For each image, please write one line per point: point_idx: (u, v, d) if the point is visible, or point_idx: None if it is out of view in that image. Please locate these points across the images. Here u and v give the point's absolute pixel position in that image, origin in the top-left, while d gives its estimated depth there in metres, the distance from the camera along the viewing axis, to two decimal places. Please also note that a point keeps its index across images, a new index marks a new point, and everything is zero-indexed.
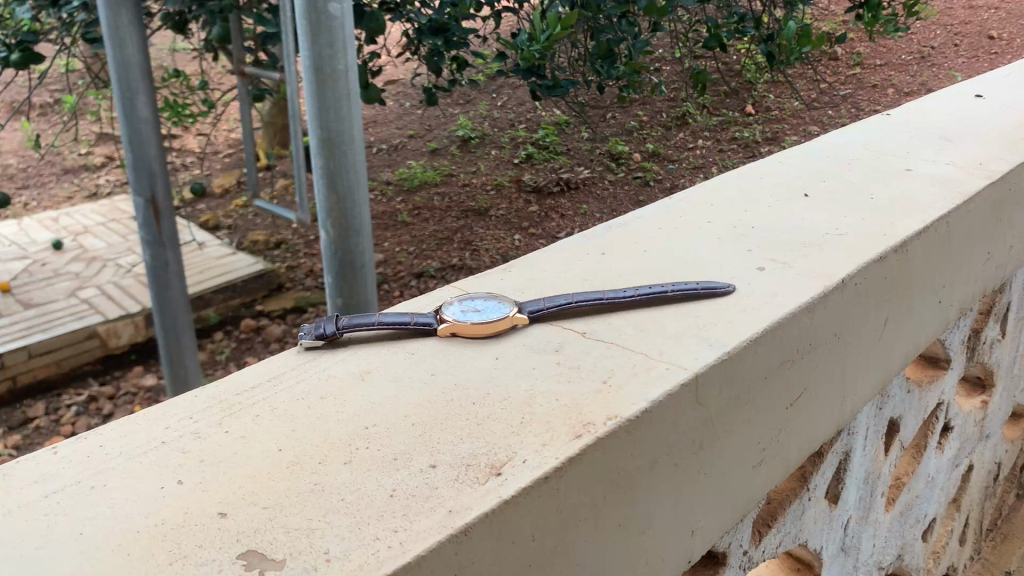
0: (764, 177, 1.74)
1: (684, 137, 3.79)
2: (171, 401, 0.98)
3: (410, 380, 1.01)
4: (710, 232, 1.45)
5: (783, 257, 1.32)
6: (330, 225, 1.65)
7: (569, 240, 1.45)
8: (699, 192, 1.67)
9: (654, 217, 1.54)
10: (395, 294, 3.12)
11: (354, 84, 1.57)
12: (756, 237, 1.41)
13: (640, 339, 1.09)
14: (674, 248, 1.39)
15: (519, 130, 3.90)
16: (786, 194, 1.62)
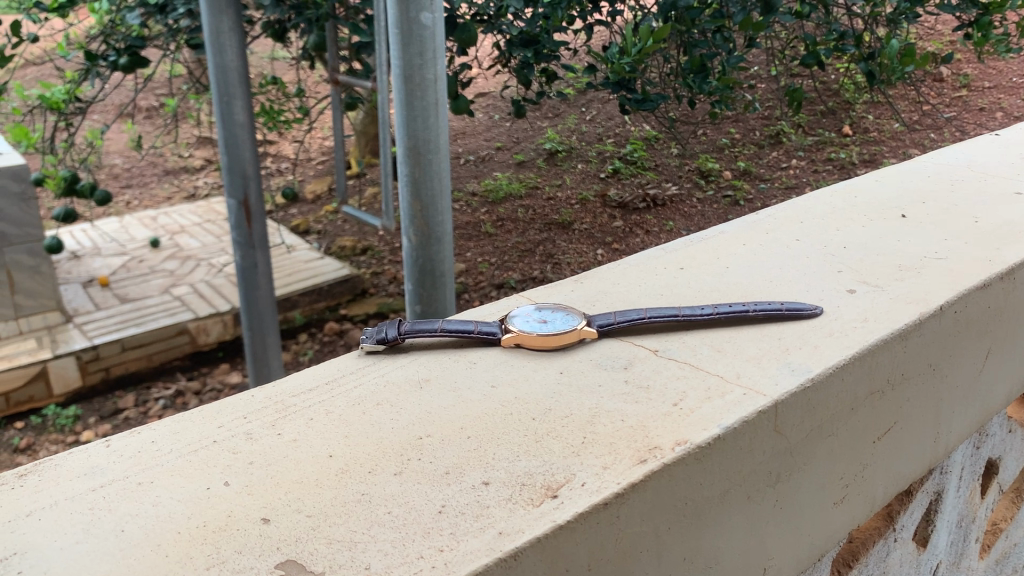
0: (859, 195, 1.67)
1: (777, 157, 3.72)
2: (229, 399, 1.00)
3: (471, 391, 1.00)
4: (800, 251, 1.40)
5: (875, 280, 1.26)
6: (411, 232, 1.66)
7: (648, 252, 1.42)
8: (788, 207, 1.61)
9: (739, 233, 1.49)
10: (475, 303, 3.09)
11: (442, 92, 1.57)
12: (849, 258, 1.36)
13: (717, 359, 1.06)
14: (760, 265, 1.35)
15: (607, 144, 3.91)
16: (883, 214, 1.55)
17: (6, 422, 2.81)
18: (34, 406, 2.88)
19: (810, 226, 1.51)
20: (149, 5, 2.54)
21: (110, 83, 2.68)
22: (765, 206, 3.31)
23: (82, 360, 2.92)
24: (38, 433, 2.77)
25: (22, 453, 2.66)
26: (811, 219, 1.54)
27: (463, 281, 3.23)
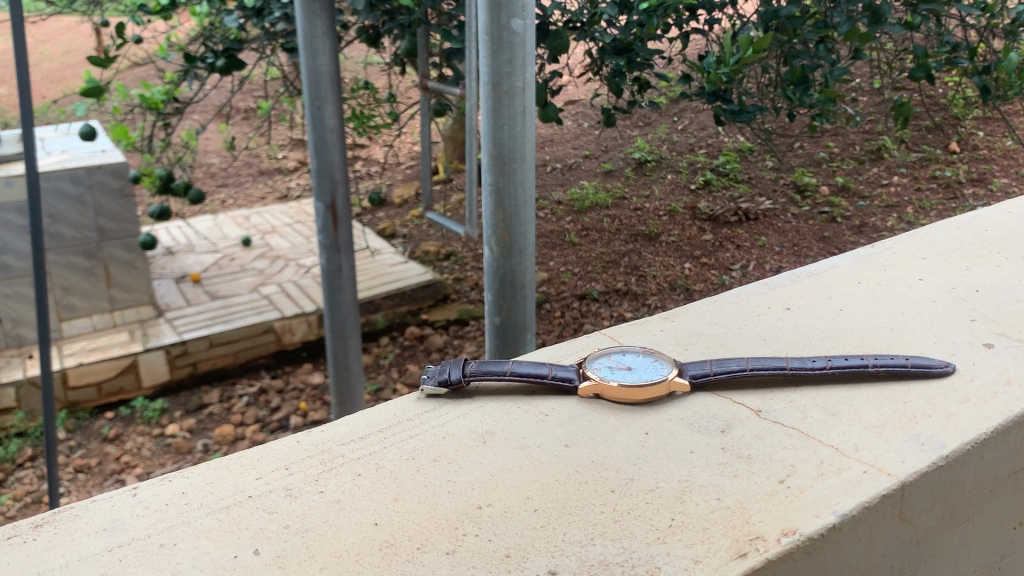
0: (993, 229, 1.57)
1: (878, 173, 3.57)
2: (275, 447, 1.01)
3: (541, 452, 0.97)
4: (923, 292, 1.34)
5: (1015, 332, 1.20)
6: (493, 242, 1.63)
7: (750, 287, 1.38)
8: (907, 239, 1.55)
9: (851, 268, 1.44)
10: (556, 314, 3.01)
11: (531, 100, 1.53)
12: (981, 303, 1.29)
13: (830, 427, 1.00)
14: (874, 307, 1.29)
15: (698, 155, 3.83)
16: (1018, 251, 1.47)
17: (97, 412, 2.91)
18: (124, 397, 2.95)
19: (933, 263, 1.44)
20: (247, 8, 2.59)
21: (208, 85, 2.74)
22: (863, 224, 3.20)
23: (170, 355, 2.99)
24: (126, 424, 2.85)
25: (111, 443, 2.74)
26: (937, 255, 1.47)
27: (544, 291, 3.13)
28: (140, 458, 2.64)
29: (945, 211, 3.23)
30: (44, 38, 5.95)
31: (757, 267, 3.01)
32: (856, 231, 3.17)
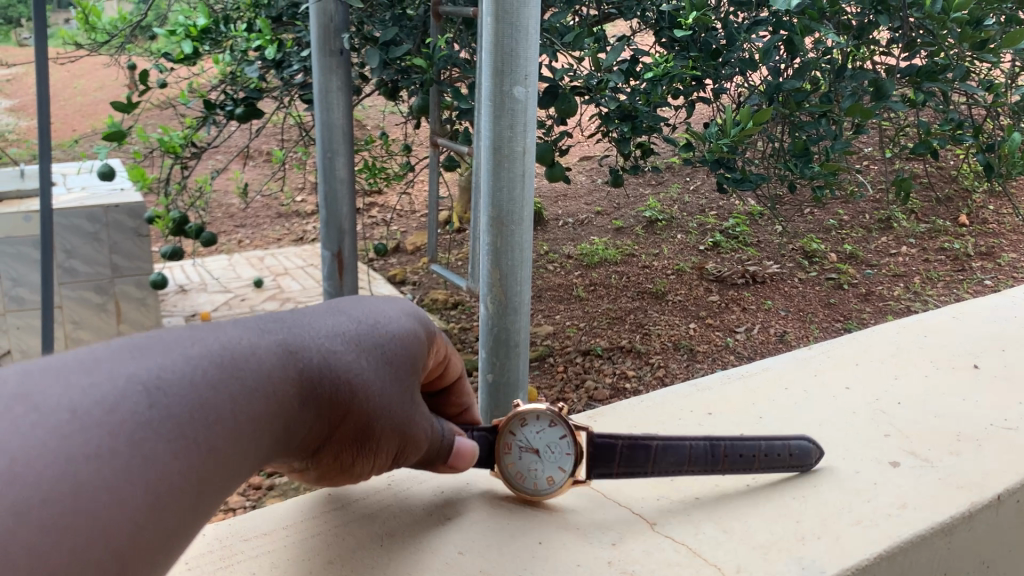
0: (930, 336, 1.85)
1: (887, 242, 3.58)
2: (181, 542, 1.14)
3: (435, 557, 1.08)
4: (847, 404, 1.54)
5: (922, 452, 1.38)
6: (489, 301, 1.64)
7: (680, 394, 1.57)
8: (843, 349, 1.78)
9: (783, 375, 1.66)
10: (559, 368, 2.93)
11: (530, 165, 1.56)
12: (897, 415, 1.50)
13: (717, 544, 1.13)
14: (791, 418, 1.48)
15: (708, 217, 3.85)
16: (948, 364, 1.71)
17: None
18: None
19: (864, 371, 1.68)
20: (267, 60, 2.66)
21: (227, 131, 2.80)
22: (869, 292, 3.22)
23: None
24: None
25: None
26: (867, 364, 1.71)
27: (548, 345, 3.07)
28: None
29: (953, 283, 3.24)
30: (77, 75, 6.12)
31: (762, 330, 3.00)
32: (862, 299, 3.18)
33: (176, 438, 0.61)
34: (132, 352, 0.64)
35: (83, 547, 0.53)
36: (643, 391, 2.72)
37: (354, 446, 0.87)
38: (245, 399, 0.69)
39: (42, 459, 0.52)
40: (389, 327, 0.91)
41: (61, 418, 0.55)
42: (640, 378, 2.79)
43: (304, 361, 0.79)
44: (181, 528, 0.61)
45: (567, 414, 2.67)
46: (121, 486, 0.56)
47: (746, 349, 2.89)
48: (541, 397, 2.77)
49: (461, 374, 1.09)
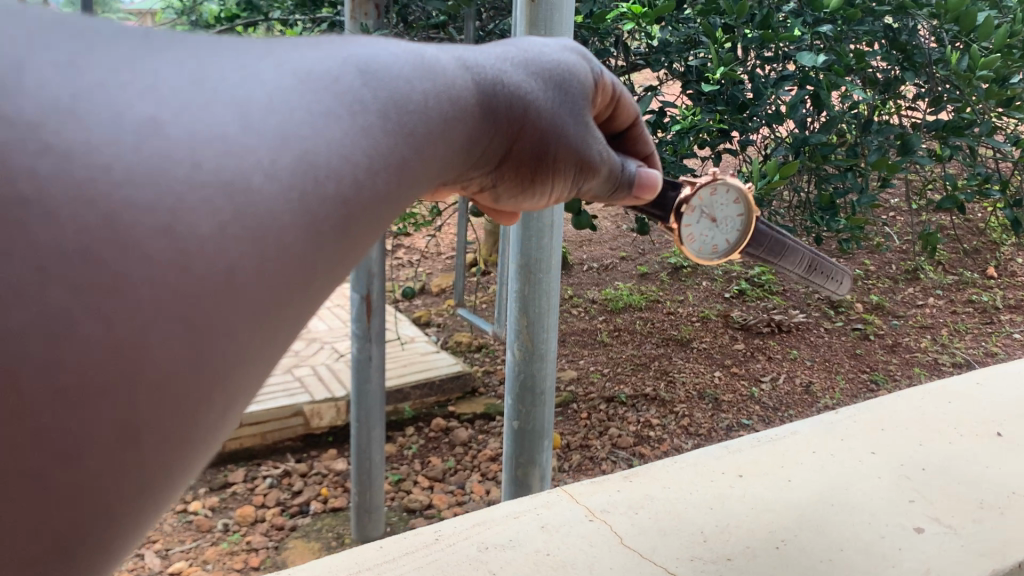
0: (955, 400, 1.82)
1: (914, 293, 3.58)
2: None
3: None
4: (873, 468, 1.53)
5: (947, 519, 1.38)
6: (516, 348, 1.65)
7: (708, 452, 1.56)
8: (869, 409, 1.77)
9: (809, 436, 1.64)
10: (583, 415, 2.90)
11: (558, 215, 1.57)
12: (923, 481, 1.49)
13: None
14: (818, 482, 1.48)
15: (734, 264, 3.86)
16: (971, 430, 1.69)
17: None
18: None
19: (889, 436, 1.65)
20: None
21: None
22: (896, 344, 3.22)
23: None
24: None
25: None
26: (892, 427, 1.69)
27: (572, 390, 3.04)
28: (160, 533, 2.56)
29: (980, 336, 3.25)
30: None
31: (787, 380, 3.00)
32: (888, 350, 3.18)
33: (387, 125, 0.54)
34: (331, 41, 0.56)
35: (312, 225, 0.46)
36: (667, 440, 2.72)
37: (532, 169, 0.86)
38: (438, 99, 0.62)
39: (268, 121, 0.45)
40: (560, 56, 0.86)
41: (273, 82, 0.47)
42: (665, 427, 2.78)
43: (495, 78, 0.75)
44: (387, 220, 0.54)
45: (591, 461, 2.66)
46: (344, 159, 0.49)
47: (771, 399, 2.90)
48: (564, 443, 2.76)
49: (633, 113, 1.03)
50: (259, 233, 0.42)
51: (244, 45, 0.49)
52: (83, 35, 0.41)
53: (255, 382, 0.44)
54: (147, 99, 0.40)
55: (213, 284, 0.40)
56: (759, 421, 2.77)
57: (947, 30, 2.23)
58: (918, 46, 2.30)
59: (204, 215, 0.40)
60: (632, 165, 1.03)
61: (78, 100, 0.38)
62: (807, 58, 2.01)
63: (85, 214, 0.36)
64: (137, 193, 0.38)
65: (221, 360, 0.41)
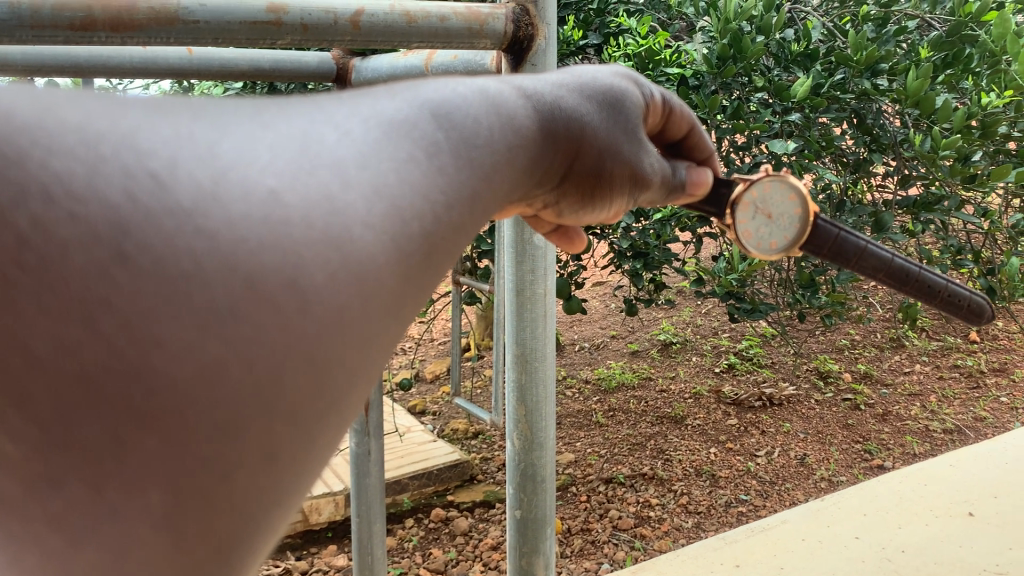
0: (931, 482, 1.97)
1: (900, 360, 3.66)
2: None
3: None
4: (857, 553, 1.69)
5: None
6: (516, 436, 1.67)
7: (709, 543, 1.73)
8: (854, 493, 1.93)
9: (798, 523, 1.82)
10: (582, 498, 2.86)
11: (551, 305, 1.62)
12: (902, 562, 1.66)
13: None
14: (808, 568, 1.64)
15: (722, 339, 3.93)
16: (948, 509, 1.84)
17: None
18: None
19: (871, 519, 1.81)
20: None
21: None
22: (886, 412, 3.28)
23: None
24: None
25: None
26: (875, 511, 1.85)
27: (570, 473, 3.00)
28: None
29: (968, 401, 3.33)
30: None
31: (782, 454, 3.03)
32: (879, 420, 3.24)
33: (460, 161, 0.61)
34: (404, 87, 0.63)
35: (401, 261, 0.51)
36: (667, 519, 2.71)
37: (592, 187, 0.86)
38: (499, 129, 0.68)
39: (363, 175, 0.51)
40: (608, 79, 0.87)
41: (362, 136, 0.54)
42: (664, 506, 2.78)
43: (547, 105, 0.78)
44: (459, 248, 0.60)
45: (592, 546, 2.61)
46: (424, 200, 0.55)
47: (768, 473, 2.92)
48: (565, 528, 2.71)
49: (688, 122, 1.02)
50: (361, 274, 0.47)
51: (332, 104, 0.56)
52: (205, 119, 0.47)
53: (360, 402, 0.49)
54: (265, 172, 0.46)
55: (329, 321, 0.45)
56: (757, 496, 2.79)
57: (909, 114, 2.36)
58: (883, 128, 2.44)
59: (319, 265, 0.45)
60: (686, 169, 1.01)
61: (215, 179, 0.43)
62: (779, 146, 2.11)
63: (226, 278, 0.41)
64: (266, 253, 0.43)
65: (336, 386, 0.45)
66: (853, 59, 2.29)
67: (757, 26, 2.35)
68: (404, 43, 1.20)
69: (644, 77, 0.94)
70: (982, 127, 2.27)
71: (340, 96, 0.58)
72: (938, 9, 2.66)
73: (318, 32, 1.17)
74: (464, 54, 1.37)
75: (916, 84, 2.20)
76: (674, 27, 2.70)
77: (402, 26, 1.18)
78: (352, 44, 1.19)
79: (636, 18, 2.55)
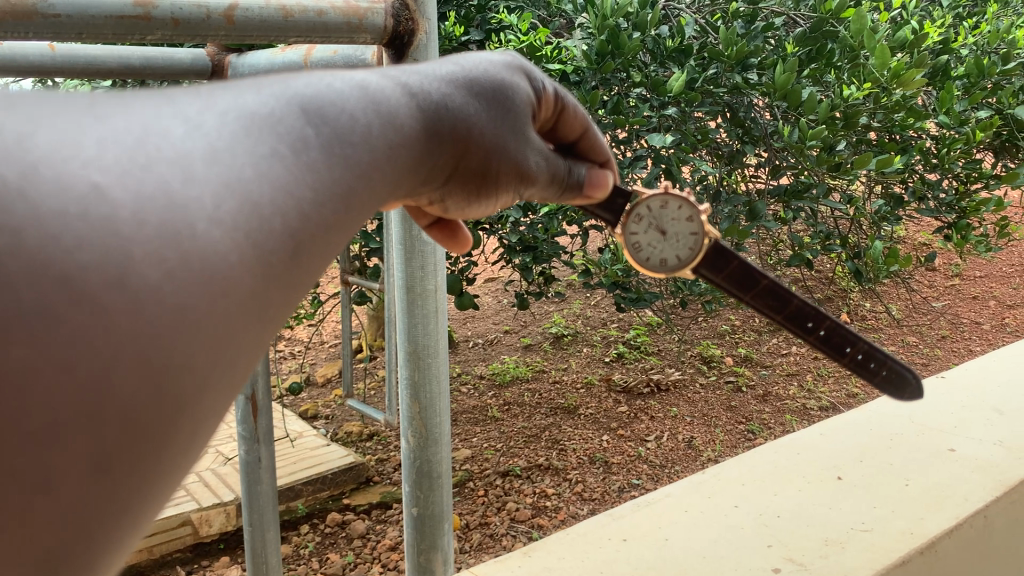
0: (803, 452, 1.95)
1: (778, 343, 3.85)
2: None
3: None
4: (736, 520, 1.66)
5: (799, 558, 1.53)
6: (410, 433, 1.66)
7: (595, 520, 1.66)
8: (732, 466, 1.89)
9: (681, 494, 1.77)
10: (480, 493, 2.87)
11: (442, 301, 1.61)
12: (777, 527, 1.63)
13: None
14: (693, 539, 1.59)
15: (611, 329, 4.01)
16: (818, 477, 1.82)
17: None
18: None
19: (749, 488, 1.78)
20: None
21: None
22: (766, 393, 3.43)
23: None
24: None
25: None
26: (751, 482, 1.81)
27: (466, 469, 3.00)
28: None
29: (841, 379, 3.53)
30: None
31: (671, 438, 3.12)
32: (760, 400, 3.38)
33: (331, 157, 0.61)
34: (272, 80, 0.62)
35: (259, 260, 0.51)
36: (563, 508, 2.75)
37: (477, 187, 0.88)
38: (379, 124, 0.68)
39: (210, 171, 0.50)
40: (499, 72, 0.88)
41: (216, 131, 0.53)
42: (560, 495, 2.82)
43: (432, 105, 0.78)
44: (335, 245, 0.61)
45: (491, 539, 2.63)
46: (287, 196, 0.55)
47: (658, 458, 3.00)
48: (463, 523, 2.71)
49: (581, 122, 1.05)
50: (205, 272, 0.47)
51: (186, 97, 0.54)
52: (18, 109, 0.45)
53: (216, 406, 0.48)
54: (89, 166, 0.44)
55: (167, 321, 0.44)
56: (649, 480, 2.87)
57: (778, 107, 2.47)
58: (755, 121, 2.56)
59: (151, 264, 0.44)
60: (587, 171, 1.06)
61: (23, 176, 0.41)
62: (658, 139, 2.18)
63: (37, 279, 0.40)
64: (83, 253, 0.41)
65: (181, 389, 0.45)
66: (724, 54, 2.37)
67: (632, 22, 2.41)
68: (280, 38, 1.17)
69: (536, 71, 0.95)
70: (844, 118, 2.42)
71: (198, 89, 0.57)
72: (801, 7, 2.78)
73: (188, 28, 1.13)
74: (344, 49, 1.37)
75: (783, 78, 2.30)
76: (554, 24, 2.74)
77: (278, 21, 1.15)
78: (227, 39, 1.17)
79: (516, 15, 2.56)
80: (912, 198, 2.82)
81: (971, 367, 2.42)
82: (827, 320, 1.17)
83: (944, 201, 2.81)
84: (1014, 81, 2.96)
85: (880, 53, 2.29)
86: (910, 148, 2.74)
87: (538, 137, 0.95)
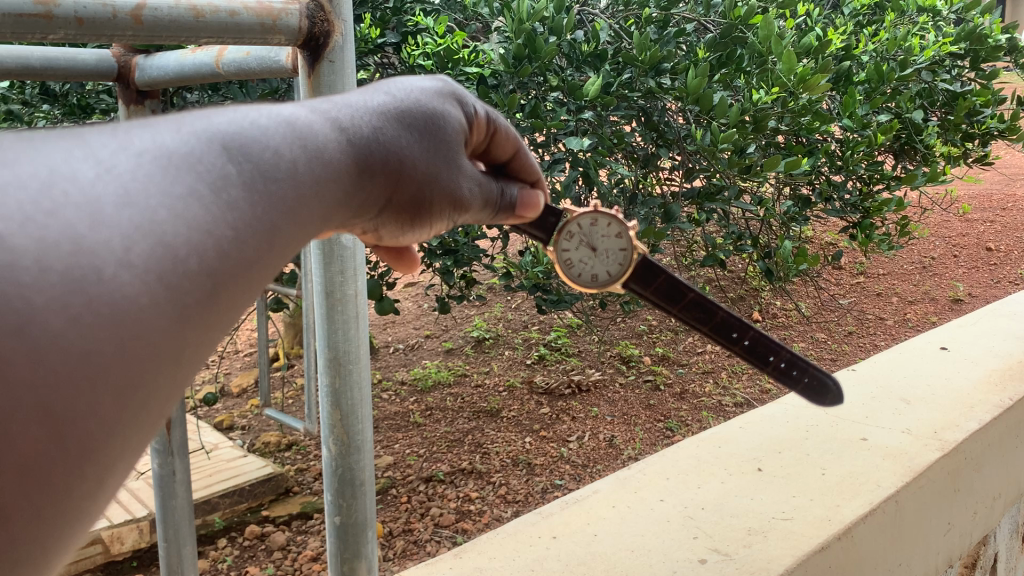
0: (723, 445, 2.00)
1: (693, 342, 3.94)
2: None
3: None
4: (663, 513, 1.69)
5: (724, 547, 1.56)
6: (331, 442, 1.62)
7: (526, 518, 1.67)
8: (656, 460, 1.93)
9: (610, 489, 1.79)
10: (403, 499, 2.84)
11: (362, 306, 1.58)
12: (704, 519, 1.67)
13: None
14: (621, 533, 1.62)
15: (531, 332, 4.03)
16: (740, 467, 1.87)
17: None
18: None
19: (673, 483, 1.81)
20: None
21: None
22: (683, 391, 3.50)
23: None
24: None
25: None
26: (676, 476, 1.85)
27: (389, 476, 2.97)
28: None
29: (754, 375, 3.65)
30: None
31: (592, 437, 3.15)
32: (678, 398, 3.45)
33: (253, 195, 0.61)
34: (194, 117, 0.62)
35: (173, 302, 0.51)
36: (487, 511, 2.74)
37: (411, 216, 0.89)
38: (306, 158, 0.68)
39: (120, 214, 0.50)
40: (430, 101, 0.89)
41: (129, 173, 0.52)
42: (483, 498, 2.81)
43: (362, 139, 0.78)
44: (259, 282, 0.61)
45: (415, 545, 2.60)
46: (206, 235, 0.55)
47: (580, 457, 3.03)
48: (386, 531, 2.68)
49: (514, 144, 1.06)
50: (112, 319, 0.47)
51: (99, 138, 0.54)
52: None
53: (123, 449, 0.49)
54: None
55: (68, 370, 0.44)
56: (571, 480, 2.88)
57: (689, 110, 2.53)
58: (668, 125, 2.60)
59: (54, 312, 0.44)
60: (520, 192, 1.08)
61: None
62: (575, 143, 2.20)
63: None
64: None
65: (85, 436, 0.46)
66: (638, 58, 2.43)
67: (548, 27, 2.44)
68: (191, 39, 1.13)
69: (468, 96, 0.96)
70: (753, 121, 2.49)
71: (114, 130, 0.56)
72: (712, 13, 2.86)
73: (95, 27, 1.09)
74: (257, 49, 1.34)
75: (695, 82, 2.36)
76: (470, 28, 2.74)
77: (188, 21, 1.11)
78: (135, 41, 1.12)
79: (433, 17, 2.55)
80: (819, 199, 2.92)
81: (882, 359, 2.52)
82: (750, 330, 1.29)
83: (849, 201, 2.92)
84: (911, 86, 3.10)
85: (787, 58, 2.37)
86: (815, 150, 2.84)
87: (471, 163, 0.96)
